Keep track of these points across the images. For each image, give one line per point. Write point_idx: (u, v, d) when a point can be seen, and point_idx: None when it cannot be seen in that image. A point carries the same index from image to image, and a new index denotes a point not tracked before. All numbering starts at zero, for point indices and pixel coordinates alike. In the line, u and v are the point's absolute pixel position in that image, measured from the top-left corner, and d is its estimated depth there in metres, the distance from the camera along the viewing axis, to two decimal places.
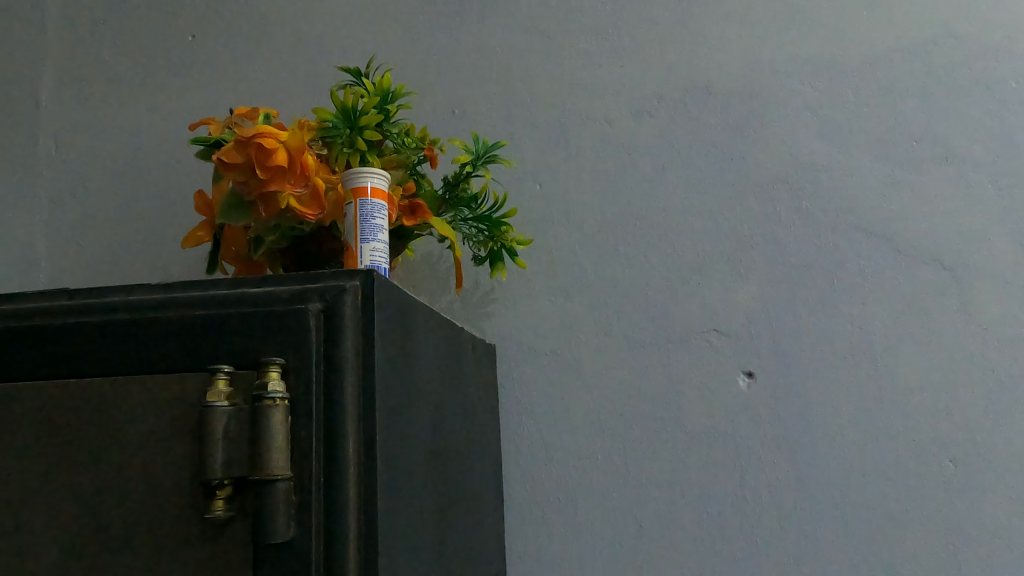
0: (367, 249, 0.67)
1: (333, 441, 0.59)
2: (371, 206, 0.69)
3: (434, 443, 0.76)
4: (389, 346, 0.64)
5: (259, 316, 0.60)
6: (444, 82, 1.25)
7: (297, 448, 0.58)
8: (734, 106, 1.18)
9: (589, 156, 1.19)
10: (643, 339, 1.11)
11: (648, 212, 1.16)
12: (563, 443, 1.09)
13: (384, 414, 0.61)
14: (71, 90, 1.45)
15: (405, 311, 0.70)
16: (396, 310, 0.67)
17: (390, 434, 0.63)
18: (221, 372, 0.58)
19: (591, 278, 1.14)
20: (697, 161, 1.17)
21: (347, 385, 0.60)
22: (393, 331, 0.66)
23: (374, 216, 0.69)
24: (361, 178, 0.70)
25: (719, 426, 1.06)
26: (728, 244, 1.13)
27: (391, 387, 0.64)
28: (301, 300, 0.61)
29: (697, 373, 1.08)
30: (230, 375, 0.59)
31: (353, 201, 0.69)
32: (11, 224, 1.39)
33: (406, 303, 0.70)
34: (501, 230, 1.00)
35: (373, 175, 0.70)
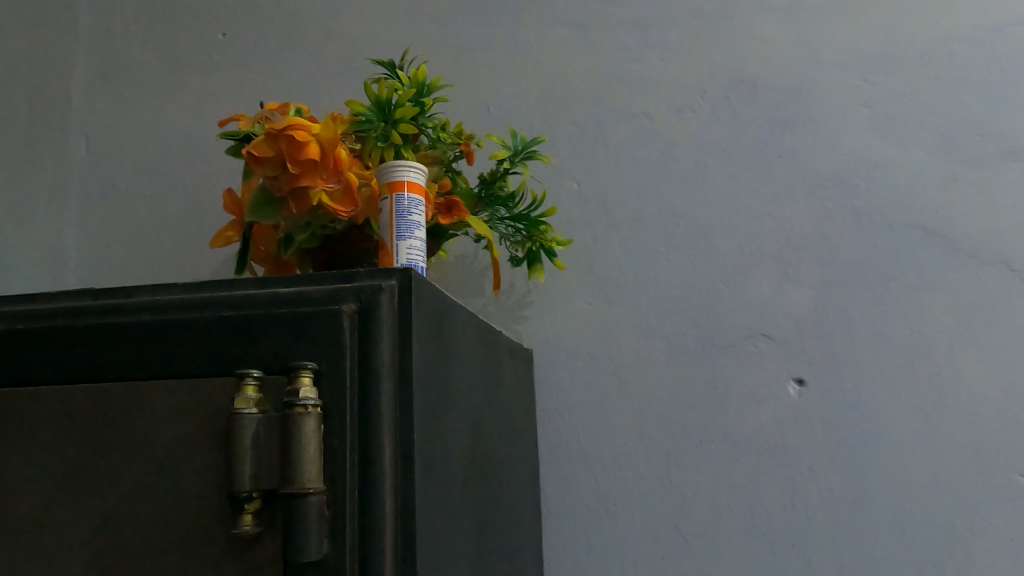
0: (404, 247, 0.63)
1: (368, 451, 0.55)
2: (407, 200, 0.65)
3: (473, 453, 0.72)
4: (427, 351, 0.60)
5: (290, 317, 0.57)
6: (479, 78, 1.21)
7: (331, 460, 0.54)
8: (782, 100, 1.13)
9: (629, 153, 1.14)
10: (687, 343, 1.06)
11: (691, 212, 1.11)
12: (603, 452, 1.04)
13: (422, 422, 0.57)
14: (102, 89, 1.43)
15: (443, 312, 0.66)
16: (434, 312, 0.63)
17: (428, 444, 0.59)
18: (250, 378, 0.55)
19: (631, 280, 1.09)
20: (744, 157, 1.11)
21: (383, 392, 0.56)
22: (431, 334, 0.62)
23: (411, 212, 0.65)
24: (397, 172, 0.66)
25: (768, 435, 1.01)
26: (777, 244, 1.07)
27: (429, 394, 0.60)
28: (334, 300, 0.57)
29: (744, 379, 1.03)
30: (260, 380, 0.55)
31: (389, 195, 0.66)
32: (44, 226, 1.38)
33: (444, 304, 0.66)
34: (540, 229, 0.96)
35: (410, 169, 0.66)
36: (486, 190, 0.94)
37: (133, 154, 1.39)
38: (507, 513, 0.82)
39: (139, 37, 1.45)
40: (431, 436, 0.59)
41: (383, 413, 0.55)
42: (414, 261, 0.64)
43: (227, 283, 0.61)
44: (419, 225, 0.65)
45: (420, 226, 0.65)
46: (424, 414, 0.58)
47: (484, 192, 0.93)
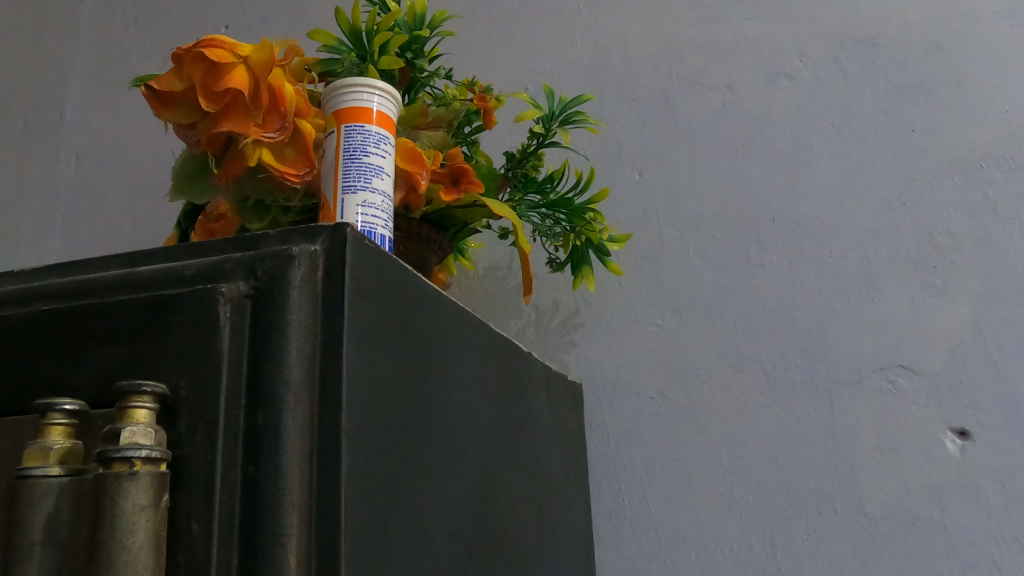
0: (355, 203, 0.41)
1: (254, 544, 0.30)
2: (361, 133, 0.43)
3: (479, 534, 0.46)
4: (382, 361, 0.36)
5: (140, 307, 0.33)
6: (513, 50, 0.98)
7: (185, 555, 0.30)
8: (910, 58, 0.86)
9: (705, 134, 0.89)
10: (792, 379, 0.78)
11: (794, 204, 0.84)
12: (681, 525, 0.76)
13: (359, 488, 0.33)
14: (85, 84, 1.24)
15: (420, 306, 0.41)
16: (399, 300, 0.39)
17: (378, 525, 0.34)
18: (56, 412, 0.31)
19: (713, 295, 0.83)
20: (861, 131, 0.84)
21: (289, 432, 0.31)
22: (390, 335, 0.37)
23: (367, 150, 0.43)
24: (354, 95, 0.44)
25: (918, 508, 0.71)
26: (915, 243, 0.79)
27: (381, 436, 0.35)
28: (215, 279, 0.34)
29: (877, 428, 0.74)
30: (78, 413, 0.31)
31: (336, 127, 0.44)
32: None
33: (422, 296, 0.42)
34: (585, 218, 0.71)
35: (376, 91, 0.45)
36: (514, 170, 0.70)
37: (103, 148, 1.15)
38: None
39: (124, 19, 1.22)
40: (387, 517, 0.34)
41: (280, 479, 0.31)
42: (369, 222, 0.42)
43: (71, 262, 0.38)
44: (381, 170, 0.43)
45: (383, 172, 0.43)
46: (369, 469, 0.34)
47: (511, 171, 0.70)
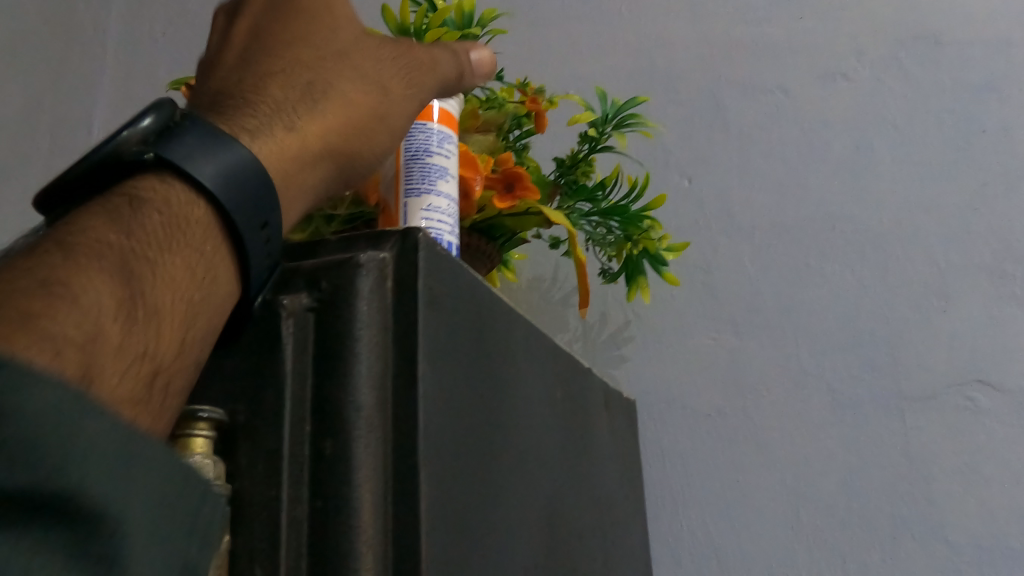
0: (421, 205, 0.43)
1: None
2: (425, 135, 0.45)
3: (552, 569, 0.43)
4: (458, 380, 0.33)
5: None
6: (554, 54, 0.94)
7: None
8: (976, 56, 0.81)
9: (758, 138, 0.85)
10: (860, 394, 0.74)
11: (857, 210, 0.79)
12: (744, 551, 0.72)
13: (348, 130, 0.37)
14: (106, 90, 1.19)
15: (493, 319, 0.39)
16: (473, 314, 0.36)
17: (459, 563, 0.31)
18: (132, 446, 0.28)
19: (772, 306, 0.79)
20: (926, 133, 0.80)
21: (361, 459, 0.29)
22: (466, 351, 0.35)
23: (431, 152, 0.45)
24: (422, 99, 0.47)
25: (1003, 535, 0.66)
26: (989, 251, 0.74)
27: (462, 463, 0.32)
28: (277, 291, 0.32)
29: (954, 447, 0.70)
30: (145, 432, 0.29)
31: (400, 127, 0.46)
32: None
33: (494, 307, 0.39)
34: (641, 226, 0.67)
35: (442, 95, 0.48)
36: (565, 176, 0.67)
37: None
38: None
39: (148, 16, 1.15)
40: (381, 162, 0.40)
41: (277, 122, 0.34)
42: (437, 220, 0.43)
43: None
44: (445, 173, 0.45)
45: (449, 176, 0.45)
46: (449, 500, 0.31)
47: (561, 177, 0.67)
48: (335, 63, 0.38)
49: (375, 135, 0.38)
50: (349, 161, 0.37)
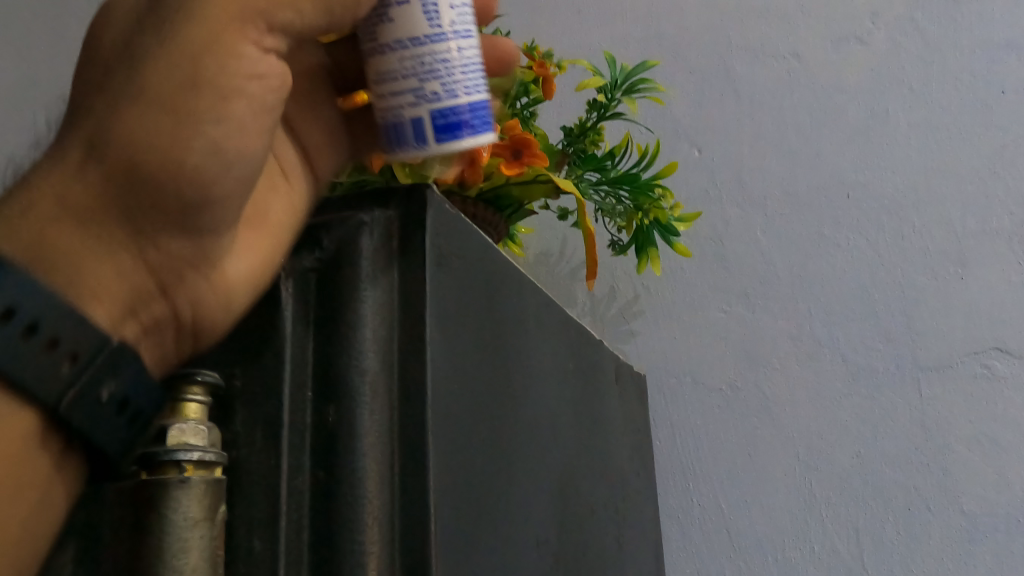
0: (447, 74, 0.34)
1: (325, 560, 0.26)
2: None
3: (563, 541, 0.41)
4: (465, 336, 0.32)
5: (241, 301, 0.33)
6: (558, 23, 0.92)
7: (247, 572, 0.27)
8: (997, 14, 0.77)
9: (769, 106, 0.83)
10: (875, 365, 0.72)
11: (872, 179, 0.77)
12: (756, 524, 0.71)
13: (145, 142, 0.28)
14: None
15: (500, 274, 0.37)
16: (480, 266, 0.35)
17: (466, 529, 0.29)
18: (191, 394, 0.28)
19: (784, 278, 0.77)
20: (943, 96, 0.77)
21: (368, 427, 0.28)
22: (474, 307, 0.33)
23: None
24: None
25: (1021, 505, 0.65)
26: (1007, 217, 0.72)
27: (469, 422, 0.31)
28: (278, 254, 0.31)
29: (972, 417, 0.68)
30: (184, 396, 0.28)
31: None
32: None
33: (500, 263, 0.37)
34: (652, 196, 0.66)
35: None
36: (574, 146, 0.66)
37: None
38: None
39: None
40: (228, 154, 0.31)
41: (62, 162, 0.29)
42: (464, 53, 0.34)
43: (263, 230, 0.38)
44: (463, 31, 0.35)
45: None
46: (456, 461, 0.29)
47: (568, 147, 0.66)
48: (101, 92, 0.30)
49: (194, 137, 0.29)
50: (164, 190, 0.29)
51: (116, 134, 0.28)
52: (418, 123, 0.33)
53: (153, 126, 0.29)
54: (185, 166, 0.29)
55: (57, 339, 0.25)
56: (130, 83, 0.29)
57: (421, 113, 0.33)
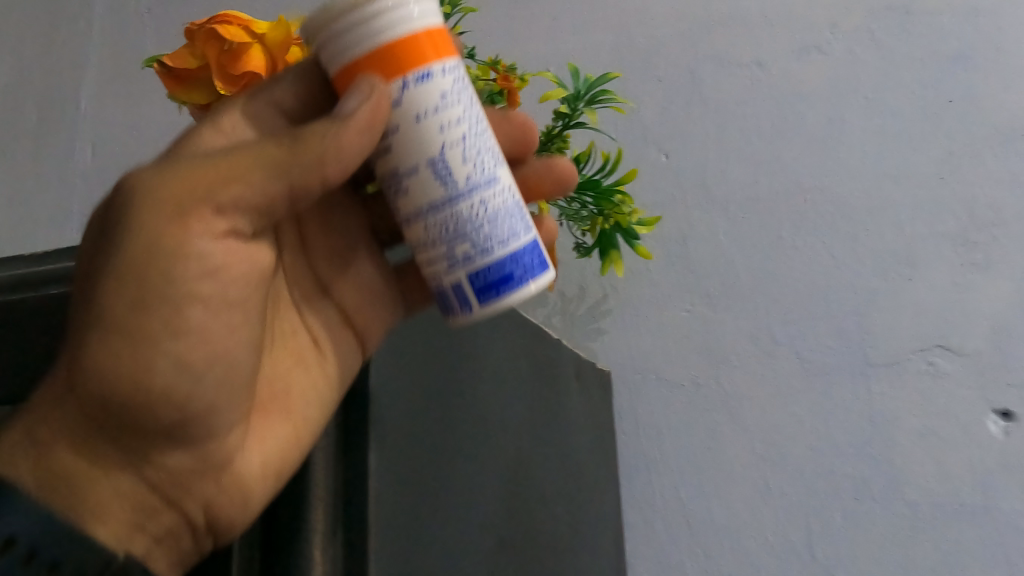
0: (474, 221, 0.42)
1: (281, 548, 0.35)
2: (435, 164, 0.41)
3: (513, 526, 0.50)
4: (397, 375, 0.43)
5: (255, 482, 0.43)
6: (532, 34, 0.95)
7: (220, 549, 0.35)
8: (950, 22, 0.80)
9: (732, 112, 0.86)
10: (828, 363, 0.76)
11: (828, 183, 0.80)
12: (714, 513, 0.75)
13: (113, 373, 0.39)
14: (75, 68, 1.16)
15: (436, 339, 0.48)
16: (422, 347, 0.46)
17: (408, 508, 0.40)
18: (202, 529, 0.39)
19: (744, 279, 0.81)
20: (896, 103, 0.80)
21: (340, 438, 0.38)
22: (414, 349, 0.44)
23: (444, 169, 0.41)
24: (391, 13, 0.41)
25: (961, 494, 0.69)
26: (955, 221, 0.75)
27: (406, 429, 0.40)
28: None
29: (917, 412, 0.72)
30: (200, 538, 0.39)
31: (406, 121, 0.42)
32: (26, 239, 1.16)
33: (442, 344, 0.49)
34: (613, 201, 0.69)
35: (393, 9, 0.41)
36: (540, 153, 0.70)
37: (118, 140, 1.09)
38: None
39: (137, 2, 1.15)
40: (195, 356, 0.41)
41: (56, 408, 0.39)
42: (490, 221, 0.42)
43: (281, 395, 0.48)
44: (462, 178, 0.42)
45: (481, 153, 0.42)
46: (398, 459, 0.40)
47: (535, 154, 0.69)
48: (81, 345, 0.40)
49: (161, 357, 0.40)
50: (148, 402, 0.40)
51: (83, 374, 0.38)
52: (459, 287, 0.42)
53: (118, 353, 0.39)
54: (156, 379, 0.40)
55: (56, 564, 0.34)
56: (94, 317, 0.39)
57: (459, 280, 0.42)
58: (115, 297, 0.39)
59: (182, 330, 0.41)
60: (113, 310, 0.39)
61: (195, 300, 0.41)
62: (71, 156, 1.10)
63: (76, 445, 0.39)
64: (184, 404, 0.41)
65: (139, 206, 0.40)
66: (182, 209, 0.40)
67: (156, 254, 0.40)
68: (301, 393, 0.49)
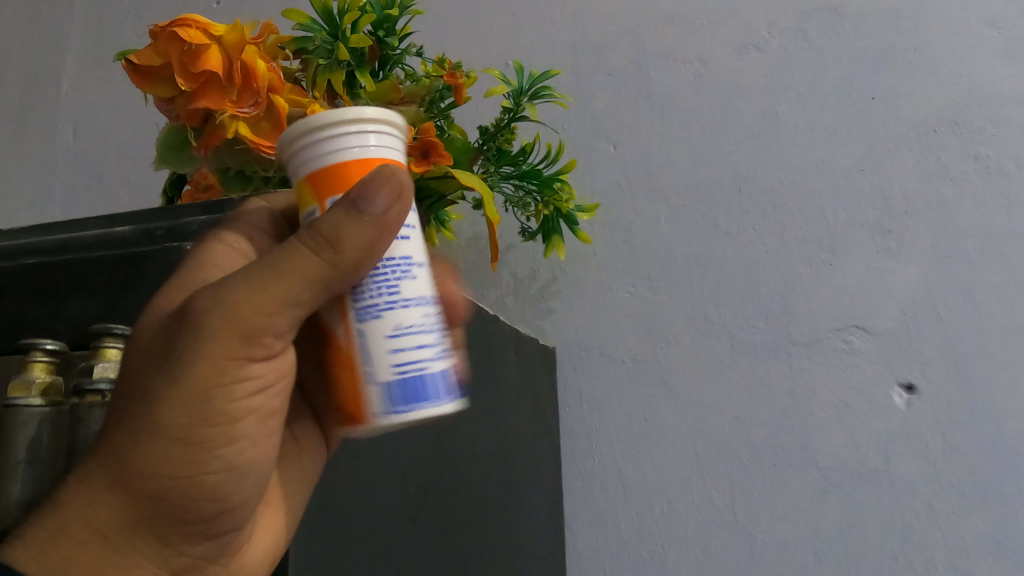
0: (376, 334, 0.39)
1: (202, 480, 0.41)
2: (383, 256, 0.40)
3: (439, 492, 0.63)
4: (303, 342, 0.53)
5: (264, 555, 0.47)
6: (493, 30, 1.00)
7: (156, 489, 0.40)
8: (875, 26, 0.86)
9: (676, 106, 0.91)
10: (755, 341, 0.82)
11: (762, 173, 0.86)
12: (647, 478, 0.82)
13: (168, 473, 0.39)
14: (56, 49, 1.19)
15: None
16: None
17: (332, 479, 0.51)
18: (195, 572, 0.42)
19: (681, 261, 0.86)
20: (824, 100, 0.86)
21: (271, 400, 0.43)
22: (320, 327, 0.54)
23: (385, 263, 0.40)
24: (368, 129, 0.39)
25: (867, 460, 0.76)
26: (872, 210, 0.81)
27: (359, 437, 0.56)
28: (182, 238, 0.46)
29: (832, 385, 0.78)
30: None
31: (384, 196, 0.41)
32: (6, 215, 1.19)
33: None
34: (553, 188, 0.75)
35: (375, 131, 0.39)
36: (488, 143, 0.74)
37: (96, 121, 1.13)
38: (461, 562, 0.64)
39: None
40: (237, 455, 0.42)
41: (90, 480, 0.39)
42: (400, 341, 0.38)
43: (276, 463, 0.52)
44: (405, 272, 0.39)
45: (412, 268, 0.40)
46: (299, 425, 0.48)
47: (483, 144, 0.73)
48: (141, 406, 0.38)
49: (211, 460, 0.40)
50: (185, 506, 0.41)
51: (134, 469, 0.38)
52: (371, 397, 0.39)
53: (174, 461, 0.39)
54: (205, 482, 0.41)
55: None
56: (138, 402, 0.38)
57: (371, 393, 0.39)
58: (177, 411, 0.38)
59: (228, 449, 0.41)
60: (177, 422, 0.38)
61: (247, 417, 0.41)
62: (53, 136, 1.14)
63: (120, 537, 0.39)
64: (224, 499, 0.43)
65: (212, 322, 0.38)
66: (244, 344, 0.38)
67: (223, 379, 0.39)
68: (288, 481, 0.52)
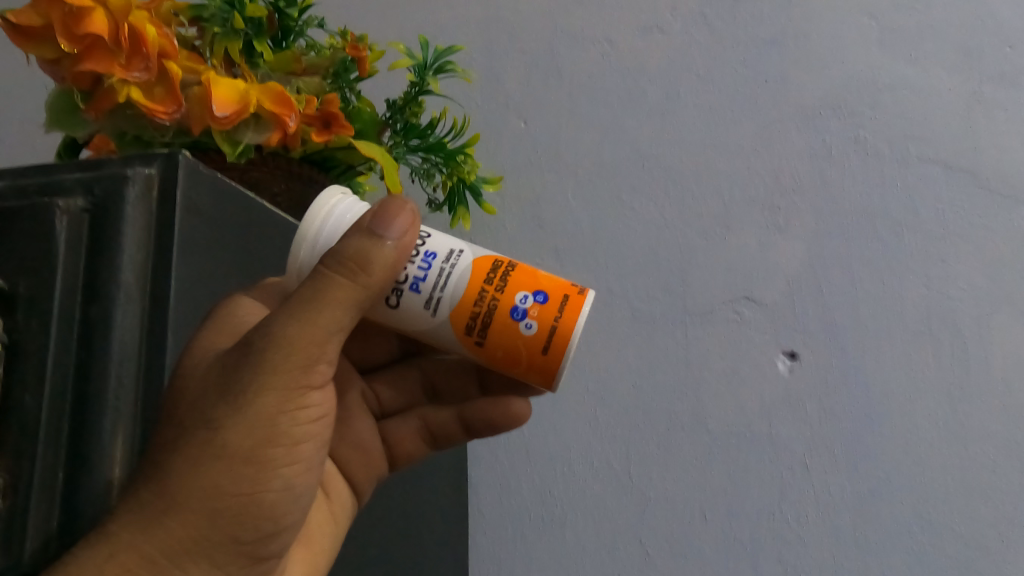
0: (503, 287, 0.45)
1: (79, 463, 0.39)
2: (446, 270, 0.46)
3: None
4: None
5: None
6: (411, 5, 1.01)
7: (28, 467, 0.39)
8: (769, 13, 0.90)
9: (585, 84, 0.94)
10: (652, 311, 0.86)
11: (663, 151, 0.90)
12: (549, 443, 0.85)
13: (230, 491, 0.39)
14: None
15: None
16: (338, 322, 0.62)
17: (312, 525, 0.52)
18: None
19: (586, 235, 0.89)
20: (721, 82, 0.90)
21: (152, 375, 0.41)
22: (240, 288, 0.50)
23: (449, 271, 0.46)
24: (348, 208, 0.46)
25: (752, 423, 0.81)
26: (762, 188, 0.86)
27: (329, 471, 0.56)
28: (57, 194, 0.44)
29: (722, 353, 0.83)
30: None
31: None
32: None
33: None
34: (459, 161, 0.77)
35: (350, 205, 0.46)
36: (396, 117, 0.76)
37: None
38: (365, 522, 0.65)
39: None
40: (291, 479, 0.43)
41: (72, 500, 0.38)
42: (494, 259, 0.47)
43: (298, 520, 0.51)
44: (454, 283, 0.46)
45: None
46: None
47: (391, 117, 0.75)
48: (212, 430, 0.39)
49: (272, 479, 0.41)
50: (245, 524, 0.40)
51: (197, 488, 0.38)
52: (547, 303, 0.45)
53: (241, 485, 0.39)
54: (265, 506, 0.41)
55: None
56: (185, 443, 0.38)
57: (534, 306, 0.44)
58: (242, 433, 0.39)
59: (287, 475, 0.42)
60: (243, 445, 0.39)
61: (304, 441, 0.43)
62: None
63: (177, 563, 0.38)
64: (279, 521, 0.43)
65: (273, 355, 0.39)
66: (306, 372, 0.40)
67: (285, 406, 0.40)
68: (318, 525, 0.52)
